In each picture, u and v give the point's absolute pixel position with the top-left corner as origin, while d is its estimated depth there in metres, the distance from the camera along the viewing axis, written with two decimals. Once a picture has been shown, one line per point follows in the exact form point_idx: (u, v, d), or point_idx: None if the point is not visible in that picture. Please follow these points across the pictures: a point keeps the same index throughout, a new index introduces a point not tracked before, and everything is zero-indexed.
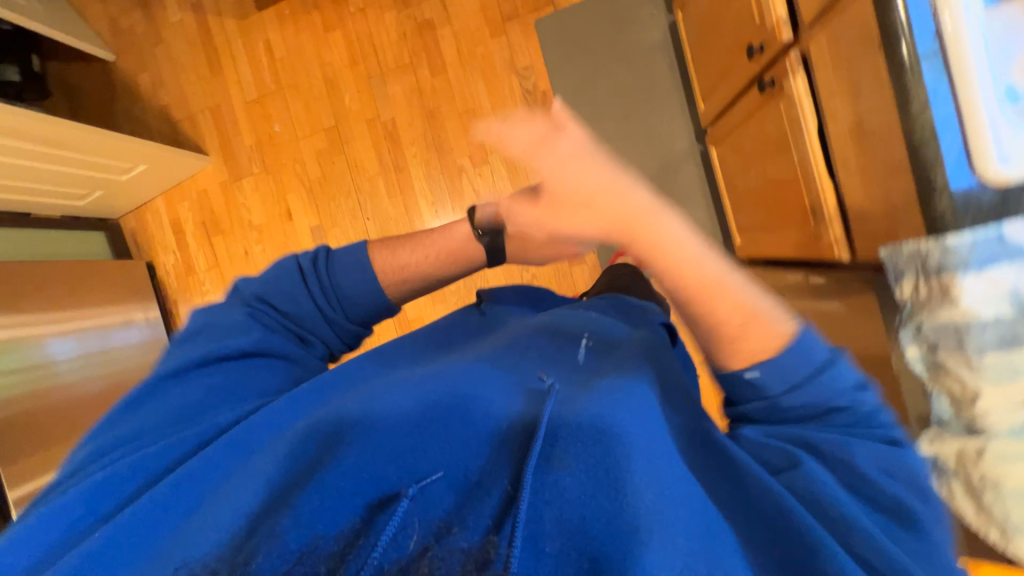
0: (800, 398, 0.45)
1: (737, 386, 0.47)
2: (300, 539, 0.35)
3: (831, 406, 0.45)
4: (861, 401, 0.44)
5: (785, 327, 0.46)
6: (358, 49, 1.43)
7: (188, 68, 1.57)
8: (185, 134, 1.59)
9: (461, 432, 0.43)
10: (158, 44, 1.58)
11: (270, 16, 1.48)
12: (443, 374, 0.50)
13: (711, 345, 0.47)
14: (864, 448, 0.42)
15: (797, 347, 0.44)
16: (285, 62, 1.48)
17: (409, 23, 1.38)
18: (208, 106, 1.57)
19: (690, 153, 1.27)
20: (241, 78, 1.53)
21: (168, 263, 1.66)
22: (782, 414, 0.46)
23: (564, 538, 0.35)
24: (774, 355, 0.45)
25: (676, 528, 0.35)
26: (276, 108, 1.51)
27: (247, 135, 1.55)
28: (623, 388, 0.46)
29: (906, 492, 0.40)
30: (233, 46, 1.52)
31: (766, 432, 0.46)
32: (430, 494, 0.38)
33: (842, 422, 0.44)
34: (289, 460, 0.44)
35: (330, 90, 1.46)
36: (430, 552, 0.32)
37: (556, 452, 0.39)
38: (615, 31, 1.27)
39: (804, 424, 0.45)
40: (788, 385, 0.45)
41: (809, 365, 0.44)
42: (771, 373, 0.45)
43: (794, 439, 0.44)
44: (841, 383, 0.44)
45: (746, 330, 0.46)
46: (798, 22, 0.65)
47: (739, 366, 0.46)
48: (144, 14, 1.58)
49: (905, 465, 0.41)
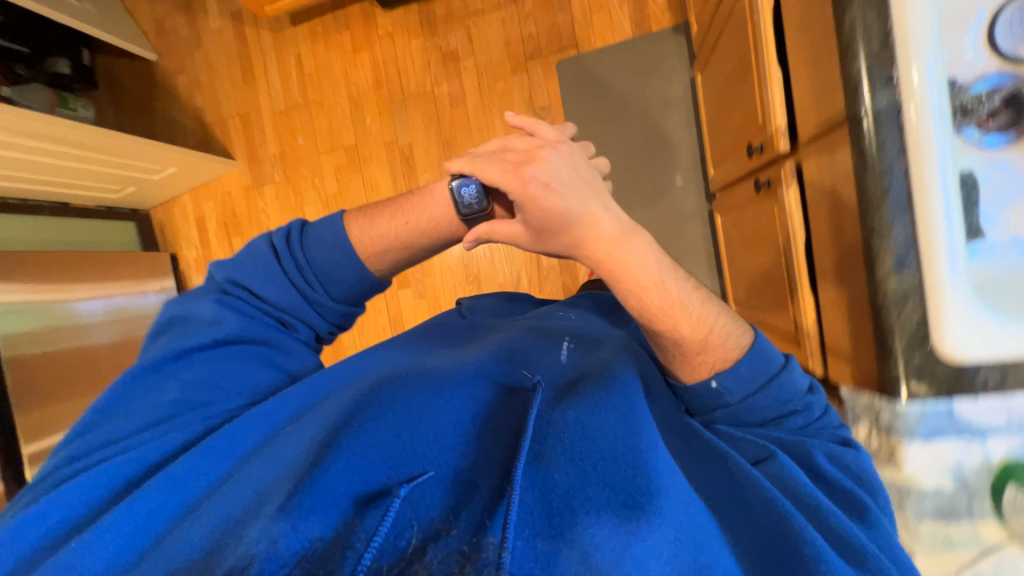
0: (756, 402, 0.52)
1: (705, 396, 0.53)
2: (310, 529, 0.41)
3: (784, 410, 0.52)
4: (809, 404, 0.52)
5: (742, 337, 0.53)
6: (382, 72, 1.46)
7: (223, 73, 1.63)
8: (215, 136, 1.66)
9: (463, 435, 0.49)
10: (197, 48, 1.65)
11: (302, 31, 1.52)
12: (429, 381, 0.54)
13: (680, 358, 0.53)
14: (817, 448, 0.50)
15: (755, 361, 0.52)
16: (313, 77, 1.53)
17: (434, 52, 1.41)
18: (238, 112, 1.63)
19: (697, 211, 1.26)
20: (271, 89, 1.58)
21: (190, 256, 1.75)
22: (745, 416, 0.53)
23: (545, 533, 0.40)
24: (736, 364, 0.51)
25: (663, 524, 0.41)
26: (300, 121, 1.56)
27: (271, 144, 1.61)
28: (595, 405, 0.50)
29: (852, 480, 0.48)
30: (266, 58, 1.57)
31: (733, 433, 0.53)
32: (422, 491, 0.43)
33: (794, 422, 0.53)
34: (295, 453, 0.50)
35: (353, 109, 1.50)
36: (420, 549, 0.38)
37: (542, 456, 0.46)
38: (635, 81, 1.26)
39: (762, 425, 0.53)
40: (747, 391, 0.52)
41: (763, 375, 0.52)
42: (733, 383, 0.51)
43: (756, 439, 0.52)
44: (791, 389, 0.52)
45: (711, 342, 0.52)
46: (794, 135, 0.64)
47: (707, 378, 0.53)
48: (186, 18, 1.64)
49: (853, 457, 0.49)
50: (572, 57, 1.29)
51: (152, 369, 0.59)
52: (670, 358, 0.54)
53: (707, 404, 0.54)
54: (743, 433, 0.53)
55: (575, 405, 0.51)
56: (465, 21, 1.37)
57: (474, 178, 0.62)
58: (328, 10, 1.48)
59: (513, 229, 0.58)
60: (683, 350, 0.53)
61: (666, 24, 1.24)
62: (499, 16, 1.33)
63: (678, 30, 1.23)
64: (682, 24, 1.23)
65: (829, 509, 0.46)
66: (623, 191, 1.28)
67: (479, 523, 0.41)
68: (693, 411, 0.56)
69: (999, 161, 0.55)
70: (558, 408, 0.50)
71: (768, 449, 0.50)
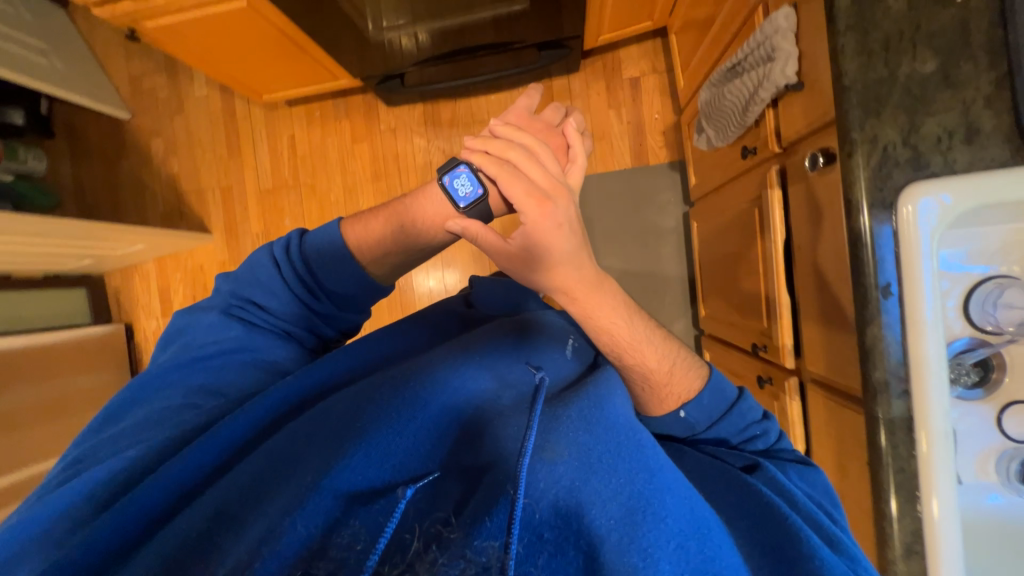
0: (720, 425, 0.60)
1: (676, 421, 0.60)
2: (309, 526, 0.39)
3: (749, 429, 0.61)
4: (768, 426, 0.61)
5: (701, 371, 0.62)
6: (381, 165, 1.47)
7: (205, 142, 1.55)
8: (190, 205, 1.56)
9: (464, 443, 0.47)
10: (177, 113, 1.56)
11: (299, 114, 1.49)
12: (437, 370, 0.53)
13: (653, 385, 0.60)
14: (788, 466, 0.58)
15: (713, 388, 0.60)
16: (306, 160, 1.51)
17: (437, 154, 1.44)
18: (219, 185, 1.55)
19: (684, 335, 1.34)
20: (259, 167, 1.53)
21: (149, 328, 1.61)
22: (713, 438, 0.61)
23: (558, 528, 0.40)
24: (698, 393, 0.59)
25: (664, 512, 0.41)
26: (289, 202, 1.52)
27: (254, 221, 1.54)
28: (590, 404, 0.49)
29: (824, 496, 0.56)
30: (257, 134, 1.52)
31: (707, 449, 0.60)
32: (438, 489, 0.43)
33: (766, 448, 0.61)
34: (286, 447, 0.46)
35: (347, 197, 1.49)
36: (421, 546, 0.37)
37: (543, 450, 0.43)
38: (634, 208, 1.35)
39: (731, 443, 0.61)
40: (711, 415, 0.60)
41: (720, 399, 0.60)
42: (696, 407, 0.59)
43: (730, 457, 0.59)
44: (753, 416, 0.61)
45: (675, 372, 0.60)
46: (799, 356, 0.71)
47: (673, 405, 0.60)
48: (167, 80, 1.55)
49: (815, 476, 0.58)
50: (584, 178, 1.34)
51: (153, 380, 0.61)
52: (645, 382, 0.60)
53: (680, 429, 0.60)
54: (719, 451, 0.60)
55: (576, 403, 0.50)
56: (471, 128, 1.42)
57: (465, 169, 0.58)
58: (328, 98, 1.47)
59: (503, 249, 0.51)
60: (655, 370, 0.59)
61: (663, 159, 1.33)
62: None
63: (673, 166, 1.33)
64: (677, 161, 1.33)
65: (818, 515, 0.50)
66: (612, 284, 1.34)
67: (484, 513, 0.39)
68: (672, 437, 0.62)
69: (971, 414, 0.64)
70: (567, 404, 0.50)
71: (746, 460, 0.57)
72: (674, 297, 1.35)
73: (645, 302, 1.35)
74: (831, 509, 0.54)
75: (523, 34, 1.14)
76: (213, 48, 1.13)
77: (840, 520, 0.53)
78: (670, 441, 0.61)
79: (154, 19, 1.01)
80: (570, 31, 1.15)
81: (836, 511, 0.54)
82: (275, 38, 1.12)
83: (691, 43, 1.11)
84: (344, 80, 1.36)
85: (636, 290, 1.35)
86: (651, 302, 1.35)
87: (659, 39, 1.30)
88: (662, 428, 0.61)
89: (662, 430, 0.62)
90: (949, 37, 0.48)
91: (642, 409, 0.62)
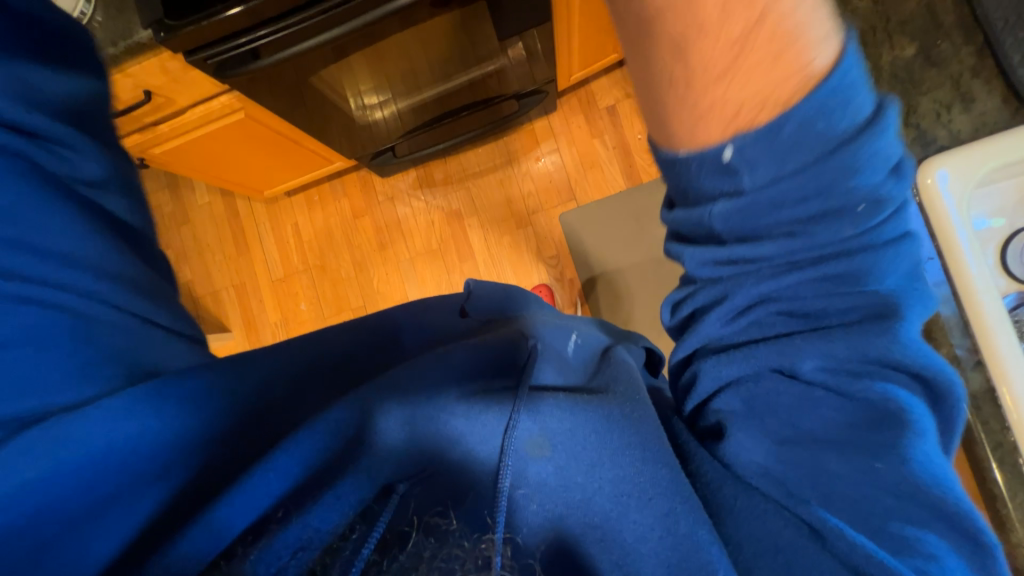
0: (789, 190, 0.34)
1: (707, 178, 0.35)
2: (323, 526, 0.36)
3: (835, 213, 0.35)
4: (871, 212, 0.35)
5: (795, 87, 0.33)
6: (386, 234, 1.53)
7: (213, 245, 1.60)
8: (207, 308, 1.59)
9: (451, 447, 0.40)
10: (184, 223, 1.62)
11: (299, 201, 1.57)
12: (419, 359, 0.44)
13: (680, 101, 0.34)
14: (838, 315, 0.37)
15: (809, 124, 0.32)
16: (313, 244, 1.56)
17: (437, 213, 1.51)
18: (232, 283, 1.59)
19: None
20: (268, 260, 1.58)
21: None
22: (761, 232, 0.36)
23: (544, 522, 0.40)
24: (775, 122, 0.32)
25: (638, 513, 0.39)
26: (303, 288, 1.56)
27: (271, 311, 1.57)
28: (591, 398, 0.42)
29: (882, 394, 0.36)
30: (261, 228, 1.58)
31: (716, 291, 0.39)
32: (453, 475, 0.40)
33: (846, 260, 0.36)
34: (292, 468, 0.39)
35: (359, 271, 1.53)
36: (416, 540, 0.35)
37: (532, 443, 0.40)
38: (640, 225, 1.40)
39: (795, 238, 0.36)
40: (783, 167, 0.34)
41: (811, 138, 0.33)
42: (758, 147, 0.33)
43: (754, 309, 0.38)
44: (855, 194, 0.34)
45: (727, 100, 0.33)
46: None
47: (714, 139, 0.34)
48: (170, 194, 1.63)
49: (877, 344, 0.36)
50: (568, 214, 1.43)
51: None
52: (662, 104, 0.35)
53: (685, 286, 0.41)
54: (700, 406, 0.45)
55: (567, 395, 0.42)
56: (464, 182, 1.51)
57: None
58: (325, 181, 1.56)
59: None
60: (687, 85, 0.33)
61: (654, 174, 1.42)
62: (498, 178, 1.49)
63: None
64: None
65: (837, 476, 0.38)
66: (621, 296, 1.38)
67: (487, 508, 0.38)
68: (687, 233, 0.39)
69: None
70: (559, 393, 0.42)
71: (726, 406, 0.41)
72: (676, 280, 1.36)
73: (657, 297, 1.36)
74: (864, 438, 0.37)
75: (501, 88, 1.23)
76: (213, 159, 1.22)
77: (877, 471, 0.37)
78: (690, 220, 0.38)
79: (159, 145, 1.11)
80: (544, 78, 1.26)
81: (882, 433, 0.37)
82: (271, 139, 1.19)
83: None
84: (340, 163, 1.45)
85: (643, 289, 1.38)
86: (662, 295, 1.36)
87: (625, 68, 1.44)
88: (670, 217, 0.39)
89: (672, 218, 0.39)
90: (916, 25, 0.70)
91: (657, 143, 0.37)
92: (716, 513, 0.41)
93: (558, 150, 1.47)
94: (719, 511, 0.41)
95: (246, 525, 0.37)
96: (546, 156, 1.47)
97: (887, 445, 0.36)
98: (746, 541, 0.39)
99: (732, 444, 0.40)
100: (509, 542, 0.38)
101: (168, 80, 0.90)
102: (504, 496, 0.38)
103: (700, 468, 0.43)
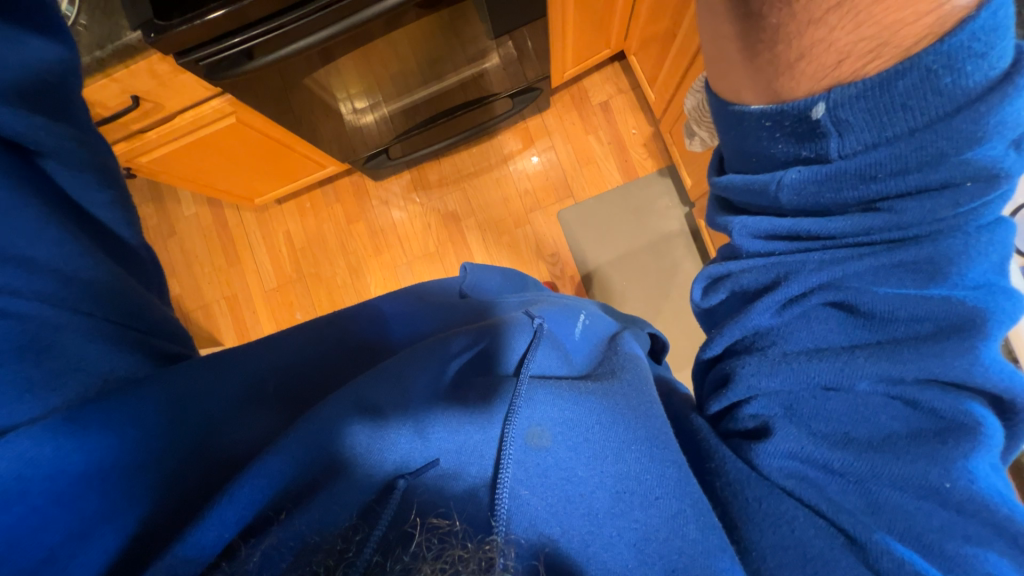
0: (886, 158, 0.35)
1: (785, 139, 0.38)
2: (313, 526, 0.32)
3: (931, 189, 0.35)
4: (977, 193, 0.34)
5: (933, 24, 0.32)
6: (381, 239, 1.51)
7: (200, 258, 1.56)
8: (197, 324, 1.54)
9: (462, 427, 0.39)
10: (170, 237, 1.57)
11: (290, 209, 1.54)
12: (428, 347, 0.45)
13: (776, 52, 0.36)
14: (893, 290, 0.37)
15: (931, 76, 0.32)
16: (305, 252, 1.53)
17: (433, 215, 1.50)
18: (223, 295, 1.54)
19: None
20: (261, 269, 1.54)
21: None
22: (834, 207, 0.38)
23: (545, 529, 0.36)
24: (887, 78, 0.32)
25: (644, 514, 0.38)
26: (297, 296, 1.52)
27: (265, 322, 1.52)
28: (596, 387, 0.44)
29: (955, 403, 0.35)
30: (252, 239, 1.55)
31: (766, 277, 0.41)
32: (442, 480, 0.37)
33: (924, 247, 0.36)
34: (283, 467, 0.35)
35: (354, 276, 1.50)
36: (421, 539, 0.30)
37: (531, 432, 0.39)
38: (636, 219, 1.43)
39: (879, 213, 0.36)
40: (882, 132, 0.34)
41: (924, 99, 0.32)
42: (856, 107, 0.34)
43: (809, 296, 0.39)
44: (967, 166, 0.33)
45: (835, 48, 0.34)
46: None
47: (802, 95, 0.36)
48: (155, 208, 1.58)
49: (953, 367, 0.35)
50: (562, 212, 1.45)
51: None
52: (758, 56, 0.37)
53: (730, 263, 0.44)
54: (729, 410, 0.43)
55: (564, 387, 0.43)
56: (459, 184, 1.50)
57: None
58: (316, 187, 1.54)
59: None
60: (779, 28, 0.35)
61: (650, 168, 1.44)
62: (494, 177, 1.48)
63: (662, 173, 1.43)
64: (664, 166, 1.43)
65: (886, 483, 0.35)
66: (622, 292, 1.40)
67: (489, 513, 0.36)
68: (746, 206, 0.43)
69: None
70: (556, 384, 0.43)
71: (763, 411, 0.40)
72: (671, 274, 1.40)
73: (656, 290, 1.39)
74: (929, 449, 0.35)
75: (491, 87, 1.23)
76: (201, 165, 1.19)
77: (943, 491, 0.34)
78: (750, 188, 0.41)
79: (147, 154, 1.08)
80: (536, 76, 1.26)
81: (947, 444, 0.34)
82: (263, 144, 1.17)
83: (653, 58, 1.22)
84: (331, 168, 1.42)
85: (640, 284, 1.40)
86: (660, 288, 1.39)
87: (617, 62, 1.45)
88: (730, 183, 0.43)
89: (731, 186, 0.43)
90: None
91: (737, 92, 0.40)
92: (732, 523, 0.39)
93: (553, 148, 1.47)
94: (739, 527, 0.39)
95: (244, 522, 0.33)
96: (540, 154, 1.47)
97: (954, 457, 0.34)
98: (771, 549, 0.37)
99: (770, 444, 0.39)
100: (508, 543, 0.34)
101: (157, 84, 0.87)
102: (502, 507, 0.36)
103: (722, 467, 0.41)
